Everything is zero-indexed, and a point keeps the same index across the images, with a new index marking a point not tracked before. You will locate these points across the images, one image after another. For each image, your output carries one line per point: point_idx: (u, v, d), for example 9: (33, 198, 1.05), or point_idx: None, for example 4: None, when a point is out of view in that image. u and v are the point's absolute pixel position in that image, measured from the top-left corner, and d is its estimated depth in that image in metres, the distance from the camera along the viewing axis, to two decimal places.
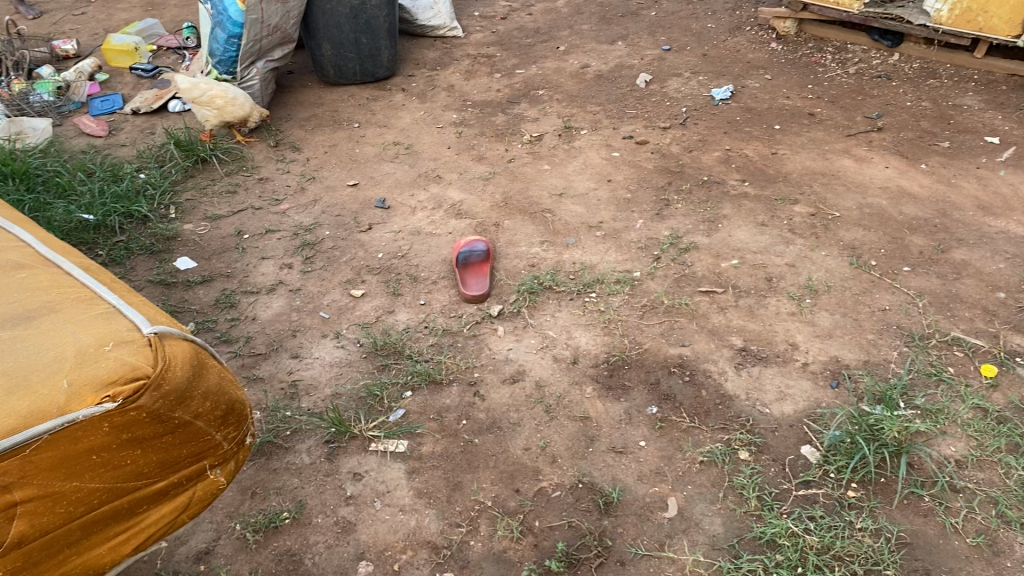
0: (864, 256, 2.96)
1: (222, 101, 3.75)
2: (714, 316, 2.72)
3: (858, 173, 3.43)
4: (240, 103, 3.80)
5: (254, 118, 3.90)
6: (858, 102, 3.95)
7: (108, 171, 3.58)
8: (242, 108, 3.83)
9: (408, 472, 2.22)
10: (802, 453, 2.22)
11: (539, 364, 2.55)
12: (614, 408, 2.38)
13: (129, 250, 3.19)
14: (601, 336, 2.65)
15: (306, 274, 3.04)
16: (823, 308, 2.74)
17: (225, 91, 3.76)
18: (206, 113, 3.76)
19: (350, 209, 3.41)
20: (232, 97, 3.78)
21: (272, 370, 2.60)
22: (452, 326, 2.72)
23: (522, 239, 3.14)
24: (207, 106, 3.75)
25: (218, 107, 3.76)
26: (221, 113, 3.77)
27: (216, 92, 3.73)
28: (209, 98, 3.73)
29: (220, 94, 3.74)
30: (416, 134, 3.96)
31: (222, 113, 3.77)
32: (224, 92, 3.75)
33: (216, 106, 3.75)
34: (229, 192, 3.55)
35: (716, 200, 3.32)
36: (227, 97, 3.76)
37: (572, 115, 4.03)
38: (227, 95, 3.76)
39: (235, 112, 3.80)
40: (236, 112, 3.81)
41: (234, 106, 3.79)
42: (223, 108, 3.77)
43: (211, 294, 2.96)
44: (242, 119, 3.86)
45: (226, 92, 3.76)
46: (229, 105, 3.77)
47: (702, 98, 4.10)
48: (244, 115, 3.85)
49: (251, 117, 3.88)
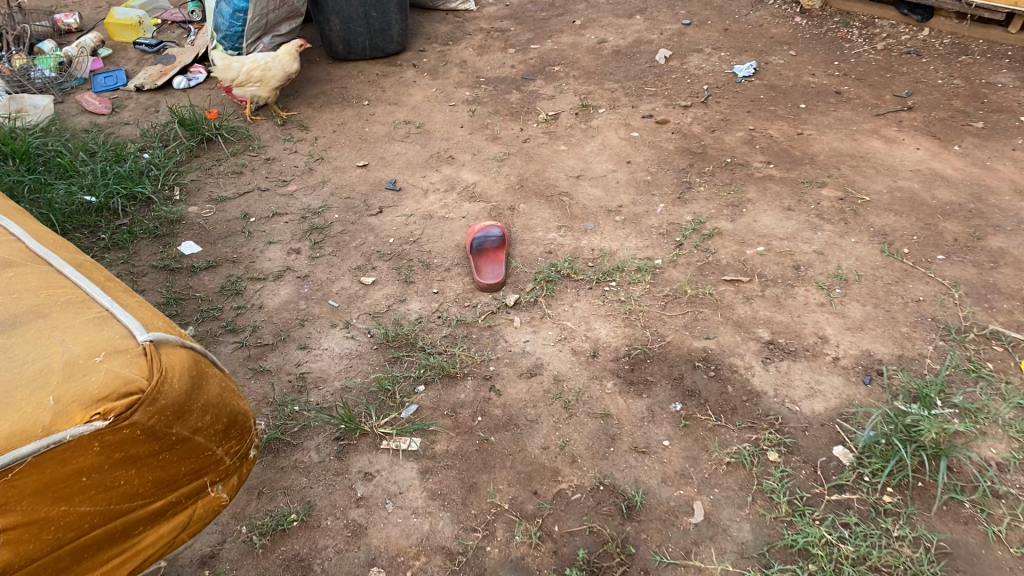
0: (896, 244, 2.84)
1: (259, 72, 3.64)
2: (739, 307, 2.60)
3: (888, 155, 3.29)
4: (276, 64, 3.67)
5: (294, 68, 3.77)
6: (887, 80, 3.79)
7: (111, 151, 3.48)
8: (278, 67, 3.69)
9: (421, 471, 2.13)
10: (834, 454, 2.11)
11: (557, 357, 2.45)
12: (636, 404, 2.28)
13: (132, 234, 3.09)
14: (621, 327, 2.54)
15: (315, 260, 2.93)
16: (853, 299, 2.62)
17: (257, 60, 3.63)
18: (252, 90, 3.68)
19: (360, 191, 3.30)
20: (265, 62, 3.65)
21: (279, 362, 2.52)
22: (467, 316, 2.61)
23: (538, 224, 3.02)
24: (249, 83, 3.65)
25: (259, 79, 3.65)
26: (265, 84, 3.67)
27: (249, 66, 3.61)
28: (246, 75, 3.63)
29: (253, 67, 3.62)
30: (428, 112, 3.83)
31: (265, 83, 3.67)
32: (257, 63, 3.62)
33: (257, 79, 3.65)
34: (235, 173, 3.44)
35: (740, 182, 3.20)
36: (261, 66, 3.64)
37: (589, 92, 3.90)
38: (260, 63, 3.63)
39: (276, 76, 3.68)
40: (277, 75, 3.69)
41: (272, 71, 3.67)
42: (264, 77, 3.66)
43: (217, 281, 2.86)
44: (285, 77, 3.74)
45: (258, 61, 3.64)
46: (267, 72, 3.65)
47: (724, 74, 3.95)
48: (284, 73, 3.72)
49: (290, 69, 3.75)
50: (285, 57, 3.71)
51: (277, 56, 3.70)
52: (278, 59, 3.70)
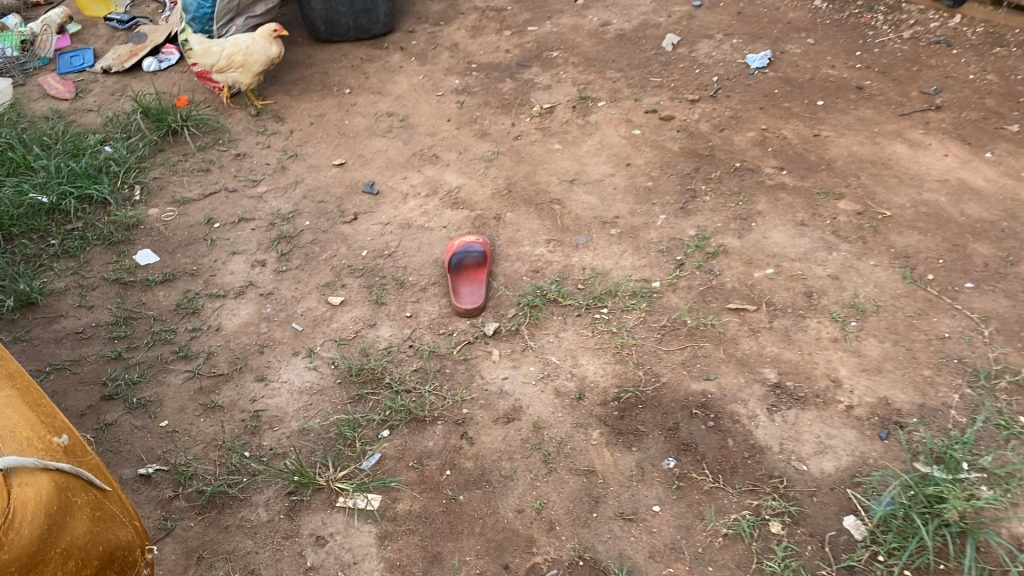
0: (920, 268, 2.57)
1: (241, 57, 3.36)
2: (744, 342, 2.35)
3: (912, 162, 3.01)
4: (258, 48, 3.38)
5: (278, 50, 3.45)
6: (914, 75, 3.48)
7: (68, 144, 3.22)
8: (262, 51, 3.40)
9: (380, 537, 1.90)
10: (845, 527, 1.87)
11: (539, 399, 2.20)
12: (625, 460, 2.04)
13: (85, 240, 2.84)
14: (611, 363, 2.29)
15: (281, 274, 2.68)
16: (870, 334, 2.36)
17: (238, 42, 3.36)
18: (234, 76, 3.40)
19: (334, 193, 3.04)
20: (247, 45, 3.36)
21: (232, 397, 2.28)
22: (441, 347, 2.36)
23: (525, 236, 2.76)
24: (230, 69, 3.38)
25: (240, 65, 3.37)
26: (247, 70, 3.39)
27: (230, 49, 3.34)
28: (227, 60, 3.35)
29: (234, 50, 3.34)
30: (414, 102, 3.55)
31: (247, 69, 3.39)
32: (238, 46, 3.35)
33: (238, 65, 3.37)
34: (202, 170, 3.18)
35: (749, 191, 2.92)
36: (243, 50, 3.36)
37: (589, 82, 3.59)
38: (241, 46, 3.35)
39: (259, 61, 3.39)
40: (261, 60, 3.40)
41: (254, 55, 3.38)
42: (246, 63, 3.37)
43: (173, 297, 2.62)
44: (269, 62, 3.44)
45: (239, 44, 3.35)
46: (249, 57, 3.37)
47: (736, 64, 3.64)
48: (269, 57, 3.42)
49: (275, 53, 3.44)
50: (266, 38, 3.39)
51: (259, 38, 3.39)
52: (262, 42, 3.39)
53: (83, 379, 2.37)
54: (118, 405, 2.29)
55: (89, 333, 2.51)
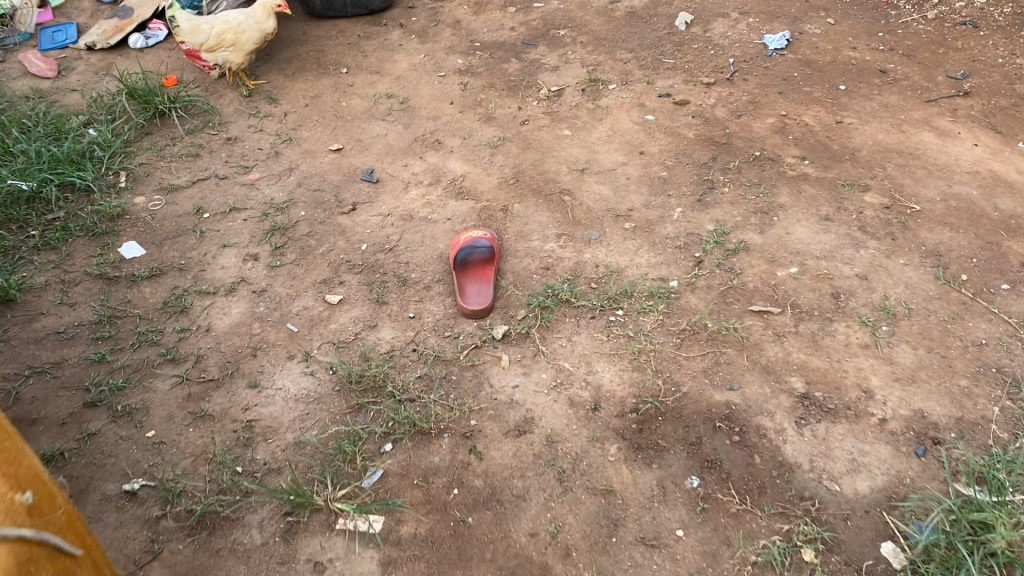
0: (952, 267, 2.42)
1: (233, 36, 3.18)
2: (769, 348, 2.21)
3: (941, 152, 2.86)
4: (251, 24, 3.21)
5: (271, 25, 3.28)
6: (940, 58, 3.32)
7: (49, 126, 3.04)
8: (255, 27, 3.22)
9: (383, 564, 1.76)
10: (883, 555, 1.74)
11: (551, 410, 2.06)
12: (645, 478, 1.90)
13: (66, 231, 2.67)
14: (628, 371, 2.15)
15: (275, 270, 2.53)
16: (902, 339, 2.22)
17: (229, 20, 3.17)
18: (225, 56, 3.22)
19: (331, 181, 2.88)
20: (238, 23, 3.18)
21: (224, 405, 2.14)
22: (446, 352, 2.22)
23: (534, 230, 2.61)
24: (220, 48, 3.19)
25: (231, 44, 3.19)
26: (240, 49, 3.21)
27: (220, 28, 3.15)
28: (217, 39, 3.17)
29: (225, 29, 3.16)
30: (414, 84, 3.38)
31: (240, 48, 3.21)
32: (229, 23, 3.16)
33: (230, 43, 3.19)
34: (191, 156, 3.00)
35: (771, 183, 2.76)
36: (234, 28, 3.17)
37: (598, 63, 3.42)
38: (233, 24, 3.17)
39: (252, 39, 3.22)
40: (253, 38, 3.22)
41: (247, 33, 3.20)
42: (238, 41, 3.20)
43: (160, 294, 2.46)
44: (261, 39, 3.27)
45: (230, 21, 3.17)
46: (241, 35, 3.19)
47: (753, 45, 3.47)
48: (262, 34, 3.26)
49: (269, 29, 3.27)
50: (260, 13, 3.23)
51: (251, 13, 3.22)
52: (254, 17, 3.22)
53: (64, 384, 2.22)
54: (102, 412, 2.14)
55: (70, 333, 2.35)
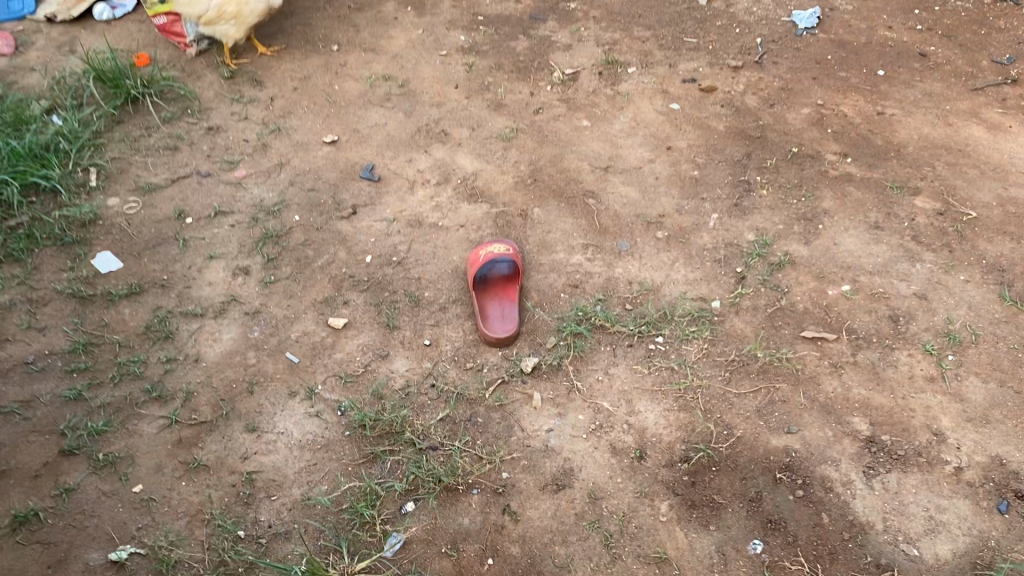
0: (1017, 285, 2.22)
1: (234, 7, 2.85)
2: (826, 382, 2.00)
3: (993, 148, 2.64)
4: None
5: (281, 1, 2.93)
6: (983, 39, 3.08)
7: (8, 114, 2.68)
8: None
9: None
10: None
11: (592, 459, 1.84)
12: (702, 543, 1.70)
13: (32, 240, 2.38)
14: (674, 411, 1.93)
15: (270, 287, 2.26)
16: (971, 371, 2.02)
17: None
18: (225, 29, 2.90)
19: (327, 179, 2.60)
20: None
21: (219, 453, 1.90)
22: (469, 388, 1.99)
23: (558, 239, 2.38)
24: (220, 21, 2.88)
25: (232, 16, 2.86)
26: (241, 22, 2.88)
27: None
28: (218, 11, 2.85)
29: None
30: (414, 64, 3.09)
31: (242, 20, 2.88)
32: None
33: (230, 16, 2.86)
34: (169, 148, 2.70)
35: (812, 183, 2.53)
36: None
37: (615, 41, 3.15)
38: None
39: (255, 11, 2.88)
40: (257, 10, 2.88)
41: (250, 4, 2.87)
42: (239, 13, 2.86)
43: (141, 317, 2.20)
44: (268, 12, 2.93)
45: None
46: (244, 6, 2.86)
47: (781, 23, 3.21)
48: (268, 7, 2.91)
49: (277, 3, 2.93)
50: None
51: None
52: None
53: (36, 428, 1.95)
54: (81, 462, 1.88)
55: (41, 365, 2.08)
